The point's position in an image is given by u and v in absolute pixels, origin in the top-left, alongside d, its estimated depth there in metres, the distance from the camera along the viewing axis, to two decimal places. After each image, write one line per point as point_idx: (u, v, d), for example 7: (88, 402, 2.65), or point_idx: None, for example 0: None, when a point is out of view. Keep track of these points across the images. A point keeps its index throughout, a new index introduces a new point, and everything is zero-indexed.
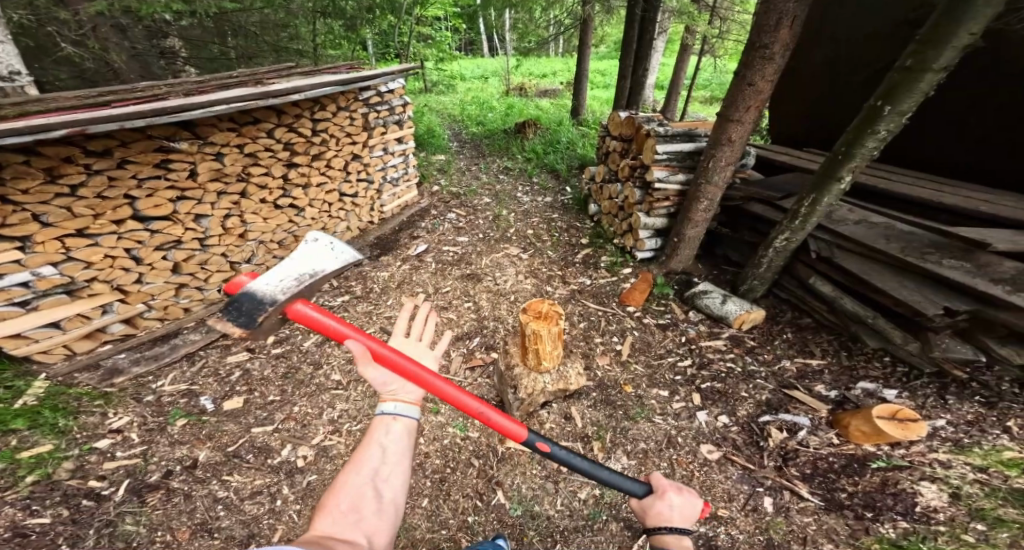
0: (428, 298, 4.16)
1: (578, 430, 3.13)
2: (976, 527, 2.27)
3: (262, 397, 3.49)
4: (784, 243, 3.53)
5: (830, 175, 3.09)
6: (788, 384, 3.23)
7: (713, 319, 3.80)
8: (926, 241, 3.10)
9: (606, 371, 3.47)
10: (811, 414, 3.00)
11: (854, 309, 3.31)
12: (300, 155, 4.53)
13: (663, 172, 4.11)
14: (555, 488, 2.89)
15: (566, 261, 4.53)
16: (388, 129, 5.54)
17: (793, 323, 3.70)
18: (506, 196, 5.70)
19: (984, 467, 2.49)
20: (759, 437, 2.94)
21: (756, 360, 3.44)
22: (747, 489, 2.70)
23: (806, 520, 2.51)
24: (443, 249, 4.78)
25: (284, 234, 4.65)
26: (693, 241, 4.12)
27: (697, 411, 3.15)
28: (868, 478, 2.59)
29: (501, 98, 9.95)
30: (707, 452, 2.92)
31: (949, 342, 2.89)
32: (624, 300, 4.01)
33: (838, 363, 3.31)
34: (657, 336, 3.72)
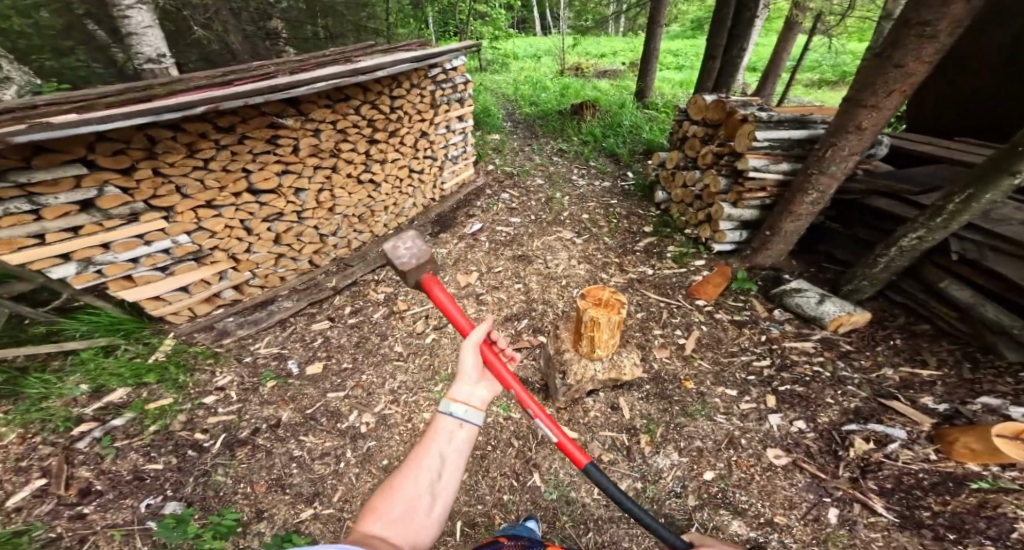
0: (481, 278, 4.20)
1: (625, 421, 3.05)
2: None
3: (337, 363, 3.82)
4: (914, 242, 3.04)
5: (1001, 169, 2.53)
6: (886, 393, 2.86)
7: (804, 319, 3.44)
8: None
9: (664, 363, 3.31)
10: (910, 427, 2.63)
11: (997, 317, 2.84)
12: (381, 131, 4.76)
13: (760, 161, 3.73)
14: (591, 476, 2.86)
15: (624, 249, 4.32)
16: (452, 107, 5.60)
17: (905, 330, 3.26)
18: (559, 178, 5.55)
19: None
20: (840, 445, 2.66)
21: (850, 366, 3.07)
22: (812, 498, 2.48)
23: (874, 535, 2.27)
24: (496, 229, 4.77)
25: (363, 209, 4.94)
26: (790, 235, 3.74)
27: (770, 414, 2.90)
28: (964, 498, 2.26)
29: (559, 77, 9.61)
30: (773, 456, 2.69)
31: None
32: (694, 293, 3.76)
33: (955, 376, 2.86)
34: (730, 333, 3.44)
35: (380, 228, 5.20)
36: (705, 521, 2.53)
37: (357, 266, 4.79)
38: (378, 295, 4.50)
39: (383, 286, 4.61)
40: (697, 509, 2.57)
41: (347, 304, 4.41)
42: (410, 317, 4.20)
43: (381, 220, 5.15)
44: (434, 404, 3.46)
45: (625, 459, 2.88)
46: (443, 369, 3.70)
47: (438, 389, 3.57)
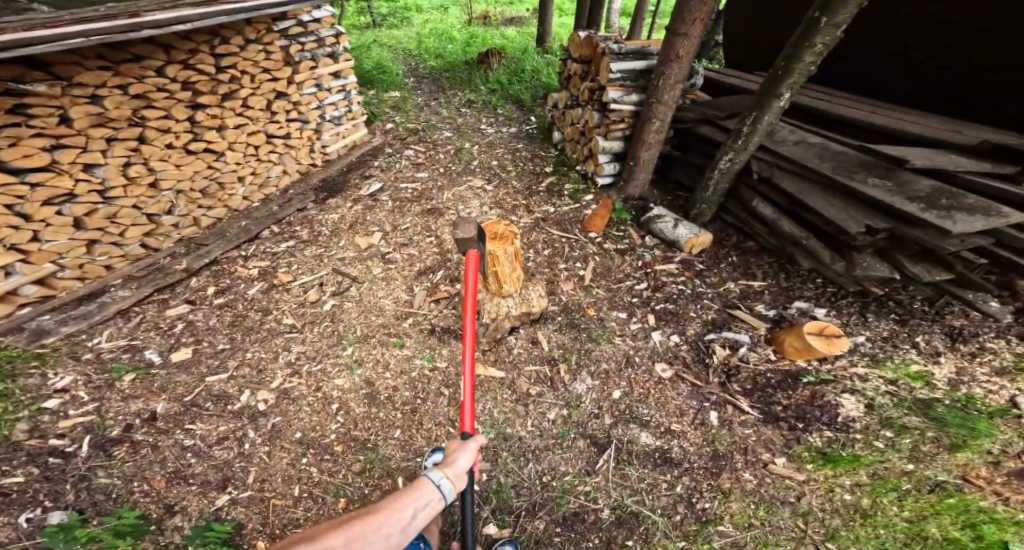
0: (385, 237, 4.08)
1: (546, 352, 3.16)
2: (886, 434, 2.49)
3: (211, 345, 3.32)
4: (729, 164, 3.29)
5: (768, 93, 2.87)
6: (733, 304, 3.24)
7: (666, 244, 3.64)
8: (857, 163, 2.95)
9: (570, 295, 3.39)
10: (752, 331, 3.08)
11: (788, 231, 3.16)
12: (205, 94, 4.06)
13: (618, 92, 3.71)
14: (525, 410, 2.96)
15: (529, 192, 4.18)
16: (319, 63, 4.98)
17: (738, 248, 3.58)
18: (468, 129, 5.27)
19: (894, 380, 2.71)
20: (705, 354, 3.03)
21: (705, 282, 3.39)
22: (695, 404, 2.83)
23: (747, 432, 2.66)
24: (400, 185, 4.58)
25: (207, 182, 4.28)
26: (648, 164, 3.78)
27: (652, 331, 3.17)
28: (799, 391, 2.77)
29: (464, 28, 9.18)
30: (661, 370, 3.00)
31: (870, 261, 2.74)
32: (585, 226, 3.75)
33: (777, 285, 3.29)
34: (616, 262, 3.56)
35: (239, 200, 4.58)
36: (620, 436, 2.77)
37: (212, 242, 4.16)
38: (251, 271, 3.96)
39: (254, 261, 4.05)
40: (613, 427, 2.81)
41: (207, 285, 3.82)
42: (298, 288, 3.77)
43: (236, 192, 4.53)
44: (349, 368, 3.15)
45: (550, 389, 3.02)
46: (347, 331, 3.38)
47: (348, 351, 3.25)
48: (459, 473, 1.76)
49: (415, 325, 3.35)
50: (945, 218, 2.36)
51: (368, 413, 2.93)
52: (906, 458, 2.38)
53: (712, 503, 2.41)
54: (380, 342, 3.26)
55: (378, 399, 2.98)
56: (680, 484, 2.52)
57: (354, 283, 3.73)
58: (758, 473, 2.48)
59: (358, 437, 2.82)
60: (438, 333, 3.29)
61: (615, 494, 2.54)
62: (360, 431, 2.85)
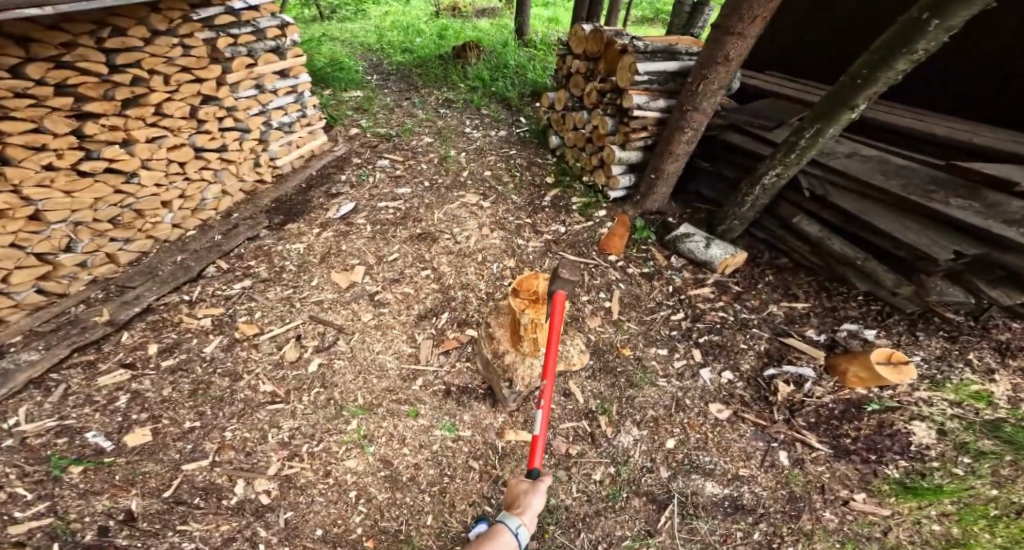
0: (370, 272, 3.48)
1: (581, 406, 2.88)
2: (964, 460, 2.47)
3: (175, 425, 2.57)
4: (774, 179, 3.10)
5: (842, 103, 2.61)
6: (782, 331, 3.13)
7: (696, 264, 3.48)
8: (926, 178, 2.89)
9: (600, 333, 3.15)
10: (812, 364, 2.96)
11: (844, 250, 3.10)
12: (97, 100, 2.99)
13: (643, 97, 3.33)
14: (567, 475, 2.64)
15: (534, 207, 3.89)
16: (258, 61, 3.95)
17: (772, 265, 3.50)
18: (450, 132, 4.71)
19: (959, 402, 2.70)
20: (767, 390, 2.88)
21: (745, 307, 3.26)
22: (761, 446, 2.67)
23: (820, 469, 2.55)
24: (377, 206, 3.96)
25: (118, 210, 3.30)
26: (671, 176, 3.53)
27: (700, 368, 2.99)
28: (866, 421, 2.70)
29: (430, 19, 8.34)
30: (716, 411, 2.82)
31: (943, 285, 2.69)
32: (604, 248, 3.54)
33: (820, 306, 3.23)
34: (645, 288, 3.37)
35: (165, 228, 3.61)
36: (682, 489, 2.56)
37: (139, 285, 3.26)
38: (202, 322, 3.11)
39: (202, 307, 3.20)
40: (673, 480, 2.59)
41: (146, 341, 2.96)
42: (268, 344, 3.02)
43: (163, 219, 3.58)
44: (359, 446, 2.62)
45: (593, 447, 2.74)
46: (346, 401, 2.78)
47: (352, 426, 2.69)
48: (533, 516, 1.87)
49: (427, 388, 2.89)
50: None
51: (393, 498, 2.48)
52: (990, 484, 2.36)
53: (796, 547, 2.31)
54: (390, 413, 2.76)
55: (400, 482, 2.53)
56: (757, 531, 2.38)
57: (342, 333, 3.11)
58: (839, 511, 2.39)
59: (387, 530, 2.37)
60: (454, 395, 2.88)
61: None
62: (389, 521, 2.40)
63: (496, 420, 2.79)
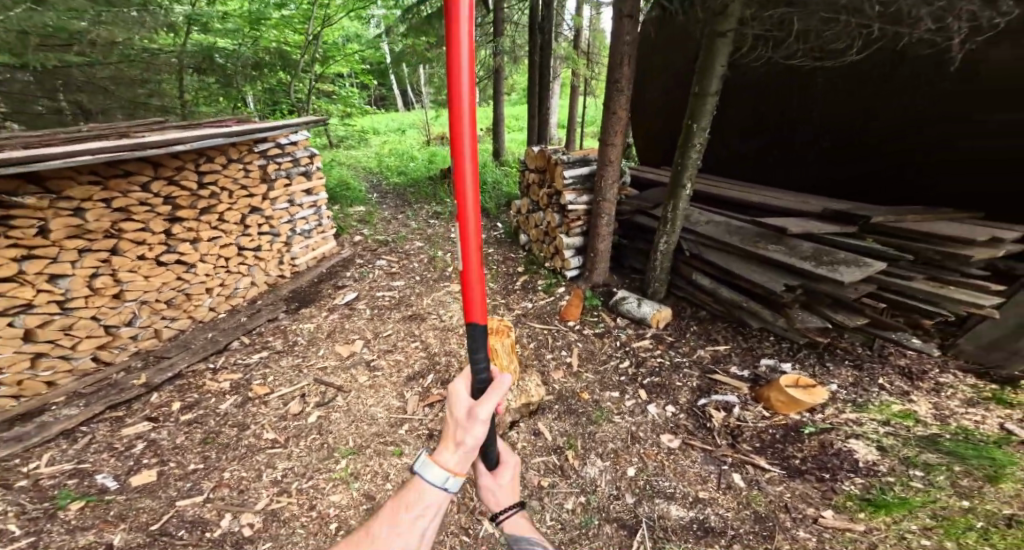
0: (368, 343, 3.95)
1: (550, 443, 3.19)
2: (917, 474, 2.78)
3: (180, 467, 2.87)
4: (666, 246, 3.94)
5: (677, 185, 3.69)
6: (709, 368, 3.64)
7: (635, 322, 4.07)
8: (755, 233, 3.76)
9: (563, 382, 3.60)
10: (737, 392, 3.44)
11: (731, 297, 3.77)
12: (184, 209, 3.89)
13: (572, 195, 4.28)
14: (540, 505, 2.86)
15: (507, 290, 4.56)
16: (294, 181, 4.93)
17: (694, 317, 4.09)
18: (439, 238, 5.58)
19: (887, 421, 3.14)
20: (704, 419, 3.27)
21: (679, 352, 3.80)
22: (713, 469, 2.97)
23: (779, 489, 2.82)
24: (377, 294, 4.57)
25: (175, 293, 3.91)
26: (604, 254, 4.29)
27: (647, 405, 3.40)
28: (808, 443, 3.06)
29: (423, 147, 10.00)
30: (668, 441, 3.15)
31: (801, 315, 3.33)
32: (563, 315, 4.12)
33: (740, 346, 3.79)
34: (597, 344, 3.91)
35: (206, 314, 4.14)
36: (649, 513, 2.78)
37: (175, 354, 3.69)
38: (222, 384, 3.50)
39: (224, 372, 3.61)
40: (638, 505, 2.83)
41: (170, 400, 3.34)
42: (275, 401, 3.37)
43: (203, 303, 4.11)
44: (345, 482, 2.84)
45: (563, 479, 2.98)
46: (340, 445, 3.06)
47: (341, 465, 2.94)
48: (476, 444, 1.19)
49: (413, 432, 3.18)
50: (834, 270, 3.11)
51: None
52: (954, 495, 2.64)
53: None
54: (378, 453, 3.02)
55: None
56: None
57: (342, 392, 3.46)
58: (813, 529, 2.59)
59: None
60: (438, 439, 3.16)
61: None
62: None
63: (472, 457, 3.05)
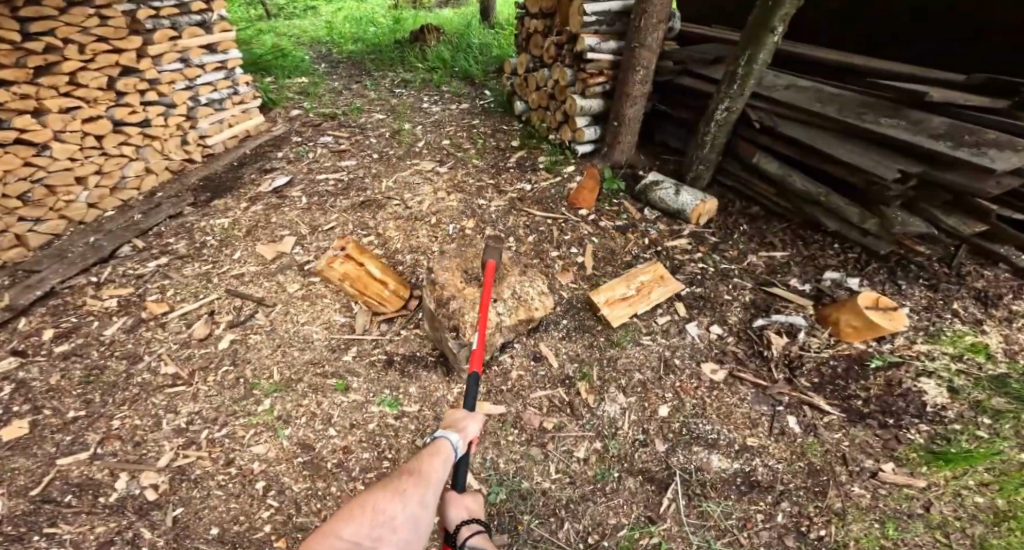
0: (300, 242, 3.00)
1: (556, 372, 2.41)
2: (985, 421, 2.11)
3: (58, 416, 2.10)
4: (726, 115, 3.01)
5: (764, 27, 2.68)
6: (764, 281, 2.80)
7: (669, 216, 3.21)
8: (859, 102, 2.76)
9: (573, 290, 2.76)
10: (802, 312, 2.61)
11: (803, 185, 2.88)
12: (7, 68, 2.70)
13: (593, 39, 3.17)
14: (543, 454, 2.13)
15: (497, 168, 3.56)
16: (185, 31, 3.57)
17: (745, 214, 3.19)
18: (407, 109, 4.43)
19: (959, 356, 2.38)
20: (759, 344, 2.50)
21: (725, 258, 2.94)
22: (766, 410, 2.25)
23: (837, 437, 2.13)
24: (317, 178, 3.53)
25: (28, 185, 2.91)
26: (633, 123, 3.34)
27: (686, 324, 2.61)
28: (872, 380, 2.32)
29: (391, 12, 8.31)
30: (710, 372, 2.40)
31: (906, 218, 2.54)
32: (573, 203, 3.24)
33: (799, 254, 2.93)
34: (619, 243, 3.05)
35: (83, 213, 3.18)
36: (684, 465, 2.09)
37: (46, 267, 2.78)
38: (108, 304, 2.63)
39: (109, 289, 2.70)
40: (671, 454, 2.12)
41: (42, 327, 2.48)
42: (176, 321, 2.53)
43: (76, 197, 3.14)
44: (271, 429, 2.11)
45: (573, 419, 2.24)
46: (267, 377, 2.30)
47: (264, 406, 2.19)
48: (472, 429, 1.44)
49: (366, 358, 2.40)
50: (981, 155, 2.23)
51: (311, 489, 1.93)
52: (1022, 449, 2.00)
53: (828, 529, 1.85)
54: (314, 388, 2.26)
55: (323, 469, 1.99)
56: (780, 512, 1.92)
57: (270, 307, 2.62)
58: (868, 485, 1.95)
59: (305, 527, 1.82)
60: (398, 365, 2.38)
61: (697, 539, 1.87)
62: (307, 516, 1.85)
63: (448, 394, 2.27)
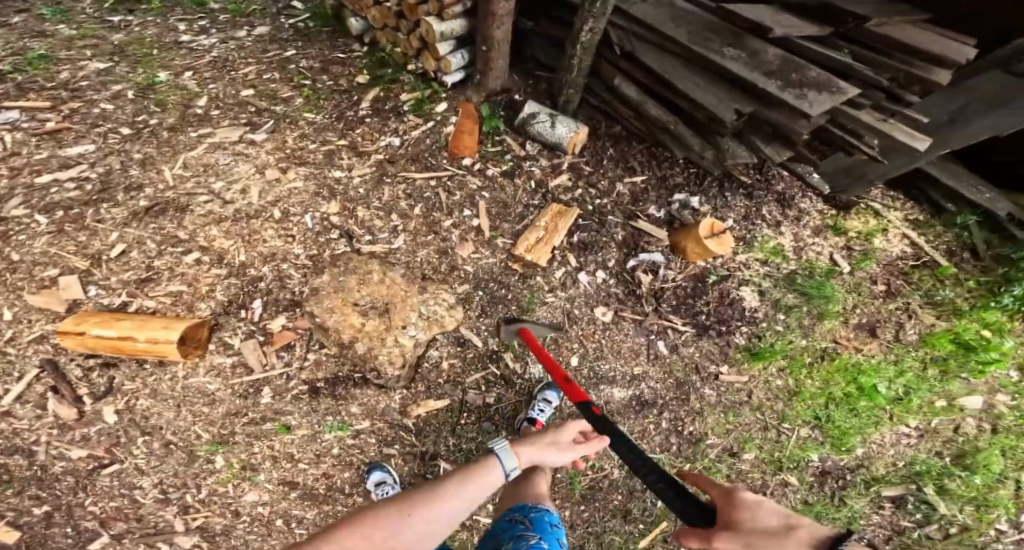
0: (99, 283, 2.51)
1: (481, 350, 2.78)
2: (782, 317, 3.07)
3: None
4: (590, 35, 2.93)
5: None
6: (632, 214, 3.24)
7: (548, 147, 3.36)
8: (709, 24, 2.84)
9: (475, 260, 3.00)
10: (660, 247, 3.14)
11: (659, 113, 3.11)
12: None
13: None
14: (494, 424, 2.68)
15: (344, 117, 3.18)
16: None
17: (611, 137, 3.45)
18: (151, 43, 3.23)
19: (766, 261, 3.22)
20: (634, 284, 3.02)
21: (598, 193, 3.29)
22: (643, 340, 2.90)
23: (691, 350, 2.92)
24: (59, 179, 2.69)
25: None
26: (502, 44, 3.18)
27: (579, 273, 3.05)
28: (712, 294, 3.07)
29: None
30: (602, 315, 2.93)
31: (734, 147, 2.97)
32: (455, 151, 3.23)
33: (655, 178, 3.37)
34: (507, 191, 3.22)
35: None
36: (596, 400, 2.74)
37: None
38: None
39: None
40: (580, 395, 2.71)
41: None
42: (24, 407, 2.28)
43: None
44: (245, 478, 2.35)
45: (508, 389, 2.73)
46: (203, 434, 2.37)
47: (220, 463, 2.35)
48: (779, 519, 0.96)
49: (287, 389, 2.50)
50: (801, 97, 2.54)
51: (323, 512, 2.39)
52: (800, 336, 3.03)
53: (696, 425, 2.76)
54: (257, 435, 2.41)
55: (321, 495, 2.41)
56: (664, 419, 2.75)
57: (160, 367, 2.46)
58: (715, 385, 2.85)
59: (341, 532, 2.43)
60: (325, 390, 2.53)
61: None
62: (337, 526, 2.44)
63: (391, 404, 2.58)
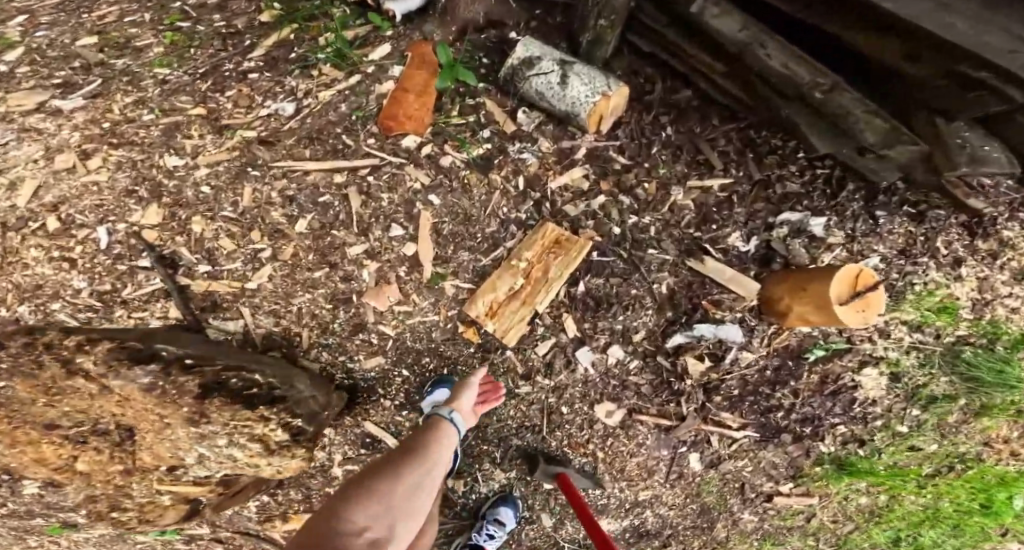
0: None
1: None
2: (913, 413, 2.13)
3: None
4: None
5: None
6: (691, 248, 1.90)
7: (554, 117, 1.84)
8: None
9: (408, 325, 1.90)
10: (737, 312, 1.92)
11: (787, 69, 1.42)
12: None
13: None
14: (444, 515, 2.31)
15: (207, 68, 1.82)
16: None
17: (674, 103, 1.88)
18: None
19: (918, 325, 1.97)
20: (672, 373, 1.99)
21: (635, 201, 1.88)
22: (666, 453, 2.11)
23: (741, 464, 2.16)
24: None
25: None
26: None
27: (578, 350, 1.95)
28: (807, 380, 2.02)
29: None
30: (606, 416, 2.05)
31: (970, 135, 1.33)
32: (386, 127, 1.82)
33: (749, 182, 1.87)
34: (470, 194, 1.86)
35: None
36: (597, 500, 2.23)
37: None
38: None
39: None
40: None
41: None
42: None
43: None
44: None
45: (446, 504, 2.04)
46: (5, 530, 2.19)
47: None
48: None
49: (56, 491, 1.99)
50: None
51: None
52: (934, 439, 2.20)
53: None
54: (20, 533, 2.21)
55: None
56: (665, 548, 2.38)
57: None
58: (760, 508, 2.29)
59: None
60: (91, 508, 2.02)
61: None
62: None
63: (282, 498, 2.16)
